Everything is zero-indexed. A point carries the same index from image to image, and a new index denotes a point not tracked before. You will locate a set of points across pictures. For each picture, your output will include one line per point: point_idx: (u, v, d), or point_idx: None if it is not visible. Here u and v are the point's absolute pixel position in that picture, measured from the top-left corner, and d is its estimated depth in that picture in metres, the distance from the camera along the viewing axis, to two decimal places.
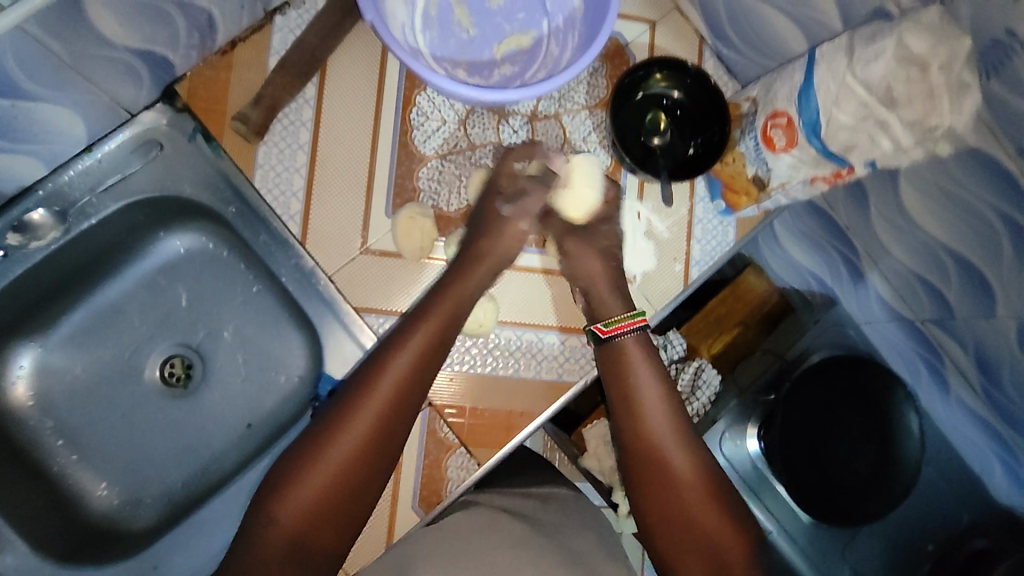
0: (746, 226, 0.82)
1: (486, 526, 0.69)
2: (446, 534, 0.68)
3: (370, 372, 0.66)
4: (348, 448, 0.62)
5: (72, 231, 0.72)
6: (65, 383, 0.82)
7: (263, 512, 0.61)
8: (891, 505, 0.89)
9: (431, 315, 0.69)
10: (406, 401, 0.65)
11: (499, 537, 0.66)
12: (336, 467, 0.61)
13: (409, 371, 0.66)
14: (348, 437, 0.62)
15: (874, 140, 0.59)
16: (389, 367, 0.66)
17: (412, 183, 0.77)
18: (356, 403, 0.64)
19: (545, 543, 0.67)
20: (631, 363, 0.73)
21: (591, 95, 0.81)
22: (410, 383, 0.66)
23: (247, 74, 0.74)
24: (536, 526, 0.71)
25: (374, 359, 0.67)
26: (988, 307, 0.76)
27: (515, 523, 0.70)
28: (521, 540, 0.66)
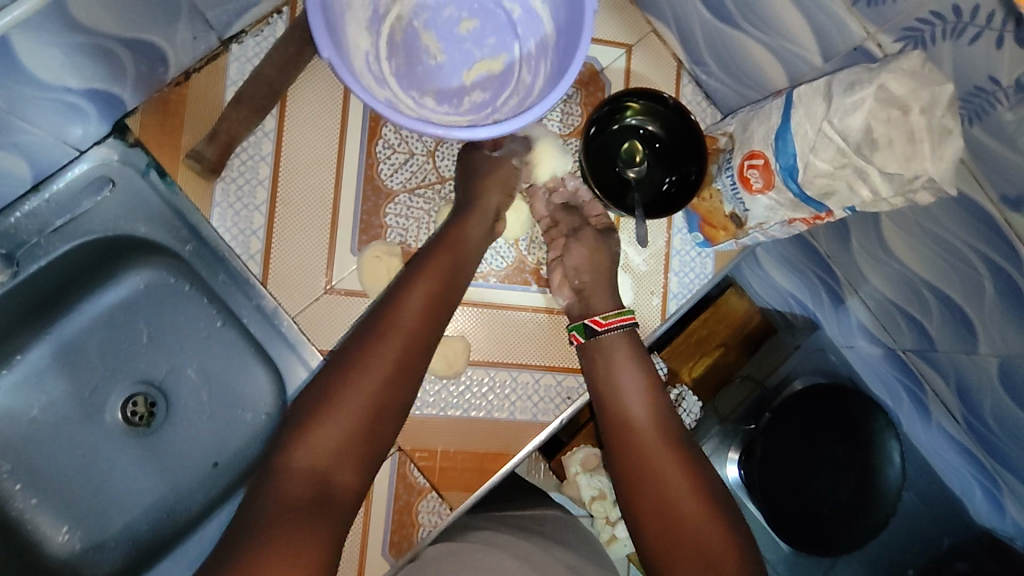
0: (724, 258, 0.80)
1: (484, 543, 0.68)
2: (442, 556, 0.68)
3: (384, 311, 0.64)
4: (368, 386, 0.60)
5: (20, 274, 0.69)
6: (23, 423, 0.80)
7: (284, 452, 0.58)
8: (866, 535, 0.89)
9: (441, 256, 0.67)
10: (422, 338, 0.64)
11: (497, 551, 0.66)
12: (357, 402, 0.60)
13: (423, 309, 0.64)
14: (366, 375, 0.61)
15: (852, 188, 0.56)
16: (403, 306, 0.64)
17: (379, 220, 0.74)
18: (372, 342, 0.62)
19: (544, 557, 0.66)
20: (614, 365, 0.71)
21: (565, 123, 0.79)
22: (424, 321, 0.64)
23: (203, 108, 0.71)
24: (535, 543, 0.70)
25: (385, 301, 0.65)
26: (970, 343, 0.74)
27: (513, 539, 0.70)
28: (520, 553, 0.66)
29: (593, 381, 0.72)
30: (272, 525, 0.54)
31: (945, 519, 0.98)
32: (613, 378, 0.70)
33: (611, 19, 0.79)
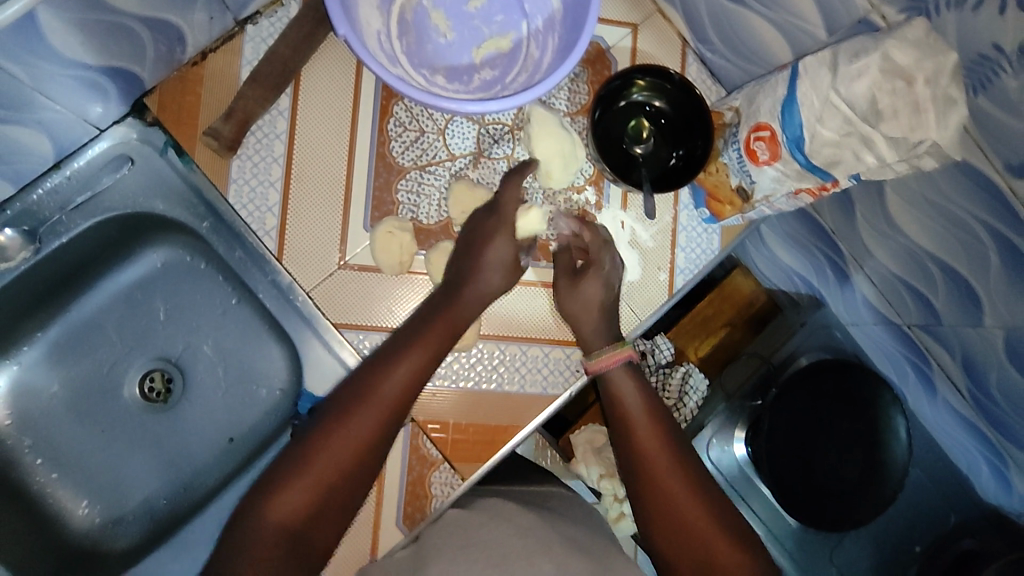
0: (730, 233, 0.81)
1: (495, 519, 0.69)
2: (456, 530, 0.69)
3: (364, 384, 0.65)
4: (338, 459, 0.62)
5: (41, 250, 0.71)
6: (43, 400, 0.81)
7: (253, 512, 0.60)
8: (876, 511, 0.89)
9: (427, 333, 0.68)
10: (399, 414, 0.65)
11: (509, 527, 0.67)
12: (328, 473, 0.61)
13: (403, 387, 0.65)
14: (342, 445, 0.62)
15: (858, 156, 0.57)
16: (384, 381, 0.65)
17: (391, 195, 0.75)
18: (349, 414, 0.63)
19: (553, 533, 0.67)
20: (619, 379, 0.72)
21: (572, 102, 0.79)
22: (404, 396, 0.65)
23: (218, 87, 0.72)
24: (545, 518, 0.71)
25: (367, 371, 0.66)
26: (976, 316, 0.75)
27: (522, 514, 0.70)
28: (529, 530, 0.67)
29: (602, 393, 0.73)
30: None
31: (952, 497, 0.98)
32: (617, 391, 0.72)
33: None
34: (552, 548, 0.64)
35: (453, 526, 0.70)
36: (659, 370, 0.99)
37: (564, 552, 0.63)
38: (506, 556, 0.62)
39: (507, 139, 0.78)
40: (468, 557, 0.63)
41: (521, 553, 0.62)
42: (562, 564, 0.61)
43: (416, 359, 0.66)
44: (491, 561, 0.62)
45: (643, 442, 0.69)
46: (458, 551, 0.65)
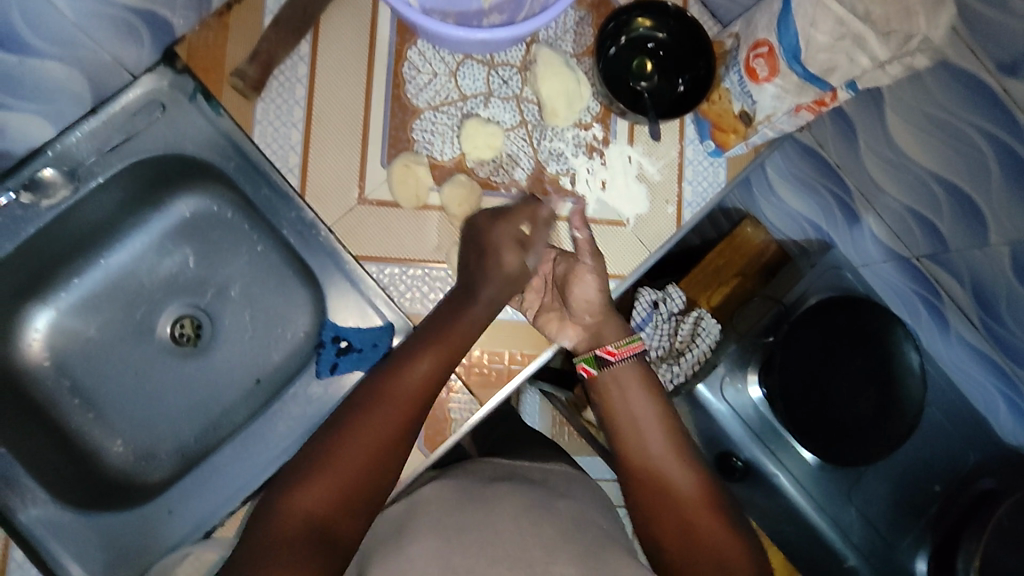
0: (736, 166, 0.83)
1: (488, 494, 0.65)
2: (449, 505, 0.64)
3: (387, 377, 0.66)
4: (363, 449, 0.61)
5: (80, 189, 0.75)
6: (80, 342, 0.85)
7: (280, 501, 0.58)
8: (892, 445, 0.90)
9: (442, 341, 0.68)
10: (421, 406, 0.65)
11: (505, 508, 0.62)
12: (359, 456, 0.61)
13: (426, 382, 0.66)
14: (365, 438, 0.61)
15: (852, 59, 0.60)
16: (403, 378, 0.65)
17: (406, 134, 0.78)
18: (367, 407, 0.63)
19: (551, 513, 0.63)
20: (628, 388, 0.73)
21: (577, 43, 0.82)
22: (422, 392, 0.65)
23: (243, 34, 0.76)
24: (538, 501, 0.65)
25: (385, 370, 0.67)
26: (981, 235, 0.76)
27: (511, 492, 0.65)
28: (522, 510, 0.62)
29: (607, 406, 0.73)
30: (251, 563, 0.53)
31: (971, 438, 0.97)
32: (627, 404, 0.72)
33: None
34: (542, 531, 0.59)
35: (453, 497, 0.65)
36: (669, 318, 0.98)
37: (556, 537, 0.59)
38: (498, 535, 0.58)
39: (516, 79, 0.81)
40: (464, 534, 0.58)
41: (514, 536, 0.58)
42: (552, 550, 0.57)
43: (433, 356, 0.67)
44: (487, 541, 0.57)
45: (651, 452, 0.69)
46: (454, 532, 0.59)
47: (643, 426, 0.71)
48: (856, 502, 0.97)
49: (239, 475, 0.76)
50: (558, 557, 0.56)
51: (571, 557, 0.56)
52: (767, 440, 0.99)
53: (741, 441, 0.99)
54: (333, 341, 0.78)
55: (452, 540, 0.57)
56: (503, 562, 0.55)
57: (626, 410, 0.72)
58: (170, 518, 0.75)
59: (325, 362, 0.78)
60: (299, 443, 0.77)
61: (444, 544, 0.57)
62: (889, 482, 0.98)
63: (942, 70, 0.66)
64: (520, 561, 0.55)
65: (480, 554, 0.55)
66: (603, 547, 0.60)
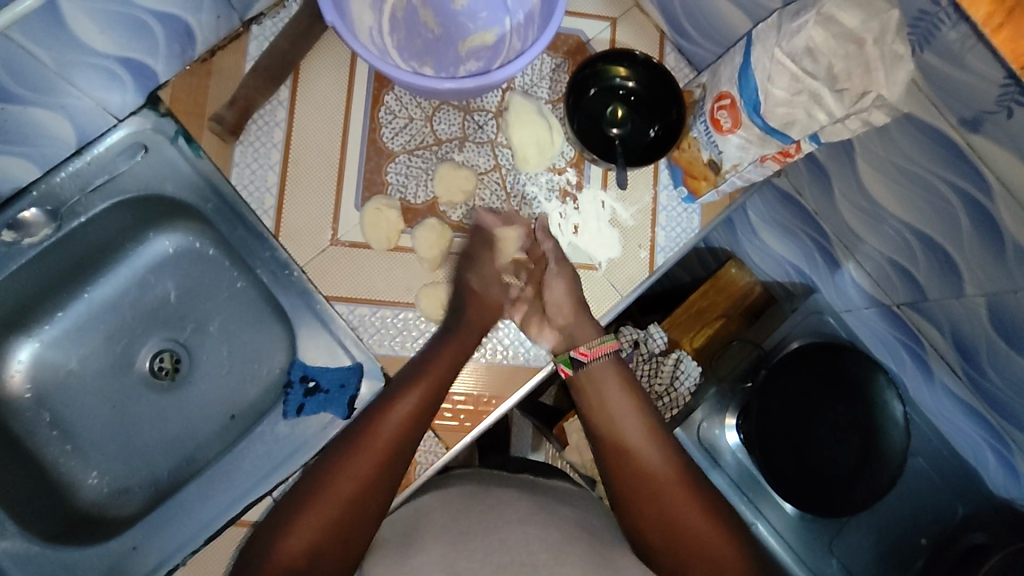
0: (710, 212, 0.83)
1: (496, 497, 0.68)
2: (453, 511, 0.66)
3: (368, 423, 0.67)
4: (341, 497, 0.63)
5: (63, 228, 0.77)
6: (60, 376, 0.87)
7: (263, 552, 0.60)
8: (875, 496, 0.88)
9: (423, 378, 0.70)
10: (398, 453, 0.66)
11: (513, 510, 0.65)
12: (337, 504, 0.63)
13: (404, 426, 0.67)
14: (351, 477, 0.64)
15: (811, 114, 0.60)
16: (382, 426, 0.67)
17: (381, 177, 0.80)
18: (342, 460, 0.65)
19: (560, 516, 0.66)
20: (607, 385, 0.74)
21: (553, 90, 0.83)
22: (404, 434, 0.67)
23: (225, 80, 0.79)
24: (547, 503, 0.68)
25: (372, 408, 0.68)
26: (957, 286, 0.75)
27: (519, 494, 0.69)
28: (532, 512, 0.65)
29: (587, 407, 0.74)
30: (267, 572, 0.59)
31: (961, 490, 0.94)
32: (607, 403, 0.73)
33: None
34: (549, 535, 0.63)
35: (460, 501, 0.67)
36: (649, 359, 0.98)
37: (562, 538, 0.63)
38: (502, 543, 0.61)
39: (492, 124, 0.82)
40: (468, 537, 0.62)
41: (517, 540, 0.61)
42: (560, 555, 0.60)
43: (413, 397, 0.69)
44: (491, 547, 0.61)
45: (637, 451, 0.69)
46: (461, 535, 0.62)
47: (625, 426, 0.71)
48: (838, 554, 0.95)
49: (207, 511, 0.77)
50: (565, 559, 0.60)
51: (577, 560, 0.61)
52: (743, 486, 0.96)
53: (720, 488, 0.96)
54: (301, 381, 0.79)
55: (459, 549, 0.60)
56: (506, 568, 0.58)
57: (607, 412, 0.73)
58: (134, 554, 0.75)
59: (294, 402, 0.79)
60: (266, 481, 0.77)
61: (447, 551, 0.60)
62: (874, 532, 0.95)
63: (908, 124, 0.66)
64: (523, 565, 0.59)
65: (485, 559, 0.59)
66: (612, 556, 0.64)
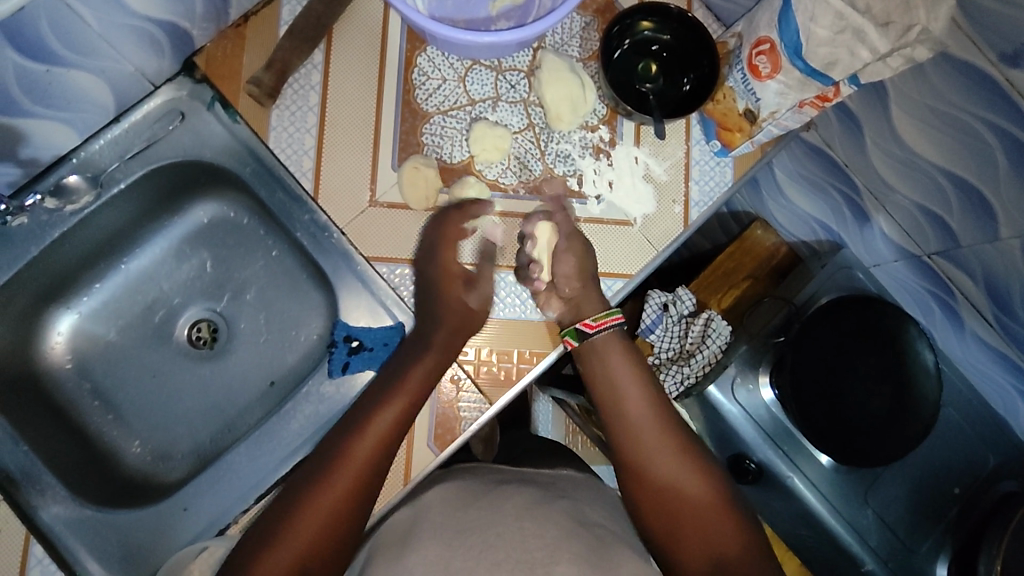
0: (743, 165, 0.83)
1: (495, 497, 0.64)
2: (450, 509, 0.64)
3: (356, 426, 0.65)
4: (329, 505, 0.59)
5: (104, 194, 0.78)
6: (100, 346, 0.87)
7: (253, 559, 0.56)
8: (911, 446, 0.88)
9: (397, 396, 0.67)
10: (390, 452, 0.64)
11: (508, 507, 0.62)
12: (331, 507, 0.59)
13: (391, 428, 0.65)
14: (327, 499, 0.59)
15: (853, 52, 0.61)
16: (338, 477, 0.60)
17: (416, 138, 0.80)
18: (336, 460, 0.62)
19: (552, 510, 0.62)
20: (610, 358, 0.73)
21: (584, 48, 0.84)
22: (394, 438, 0.65)
23: (259, 44, 0.79)
24: (546, 497, 0.65)
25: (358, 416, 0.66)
26: (991, 229, 0.76)
27: (518, 491, 0.65)
28: (527, 508, 0.62)
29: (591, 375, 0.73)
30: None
31: (990, 439, 0.95)
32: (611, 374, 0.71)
33: None
34: (546, 531, 0.58)
35: (455, 502, 0.64)
36: (678, 320, 1.01)
37: (561, 535, 0.58)
38: (500, 537, 0.57)
39: (524, 83, 0.83)
40: (463, 537, 0.58)
41: (515, 536, 0.57)
42: (555, 549, 0.55)
43: (397, 403, 0.67)
44: (487, 543, 0.57)
45: (635, 417, 0.68)
46: (455, 535, 0.58)
47: (626, 395, 0.70)
48: (873, 505, 0.95)
49: (255, 472, 0.78)
50: (561, 557, 0.55)
51: (573, 553, 0.56)
52: (778, 440, 0.97)
53: (752, 440, 0.97)
54: (345, 340, 0.79)
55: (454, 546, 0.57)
56: (502, 565, 0.54)
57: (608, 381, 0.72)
58: (185, 515, 0.76)
59: (337, 361, 0.79)
60: (314, 440, 0.78)
61: (444, 548, 0.57)
62: (907, 484, 0.96)
63: (946, 64, 0.66)
64: (522, 563, 0.54)
65: (481, 556, 0.55)
66: (609, 546, 0.59)
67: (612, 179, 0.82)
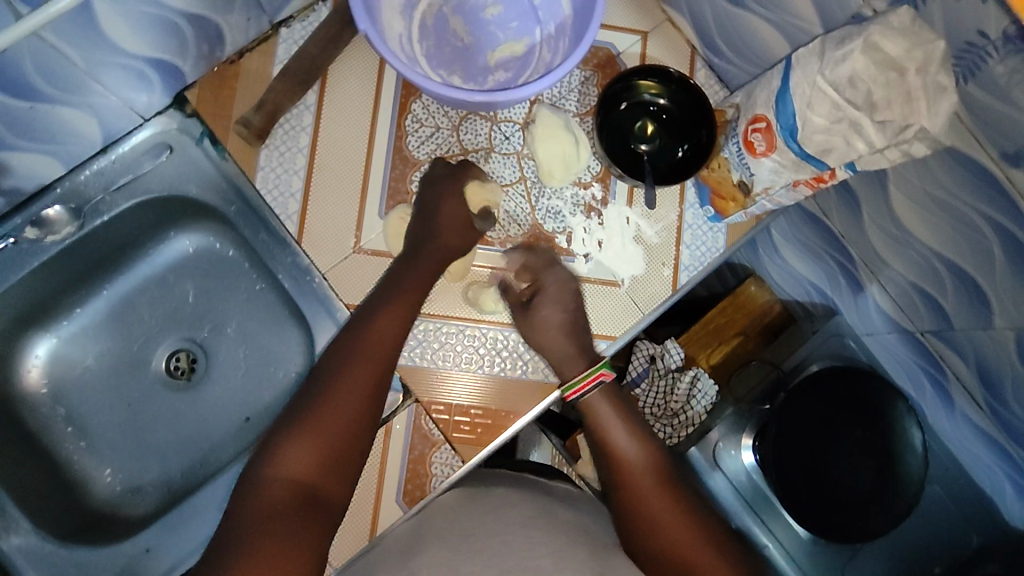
0: (736, 232, 0.82)
1: (502, 503, 0.71)
2: (455, 518, 0.70)
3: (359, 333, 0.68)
4: (341, 412, 0.63)
5: (85, 226, 0.77)
6: (76, 372, 0.87)
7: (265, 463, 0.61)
8: (889, 524, 0.87)
9: (398, 300, 0.70)
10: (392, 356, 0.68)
11: (513, 514, 0.68)
12: (344, 412, 0.63)
13: (393, 334, 0.68)
14: (334, 410, 0.63)
15: (849, 143, 0.59)
16: (337, 403, 0.64)
17: (405, 185, 0.79)
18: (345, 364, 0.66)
19: (557, 521, 0.68)
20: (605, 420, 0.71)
21: (581, 103, 0.82)
22: (394, 340, 0.68)
23: (252, 82, 0.78)
24: (549, 505, 0.71)
25: (360, 318, 0.70)
26: (986, 317, 0.73)
27: (521, 501, 0.71)
28: (534, 515, 0.68)
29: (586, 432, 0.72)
30: (253, 541, 0.56)
31: (976, 521, 0.93)
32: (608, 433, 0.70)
33: (628, 8, 0.83)
34: (550, 538, 0.64)
35: (467, 506, 0.72)
36: (665, 375, 1.00)
37: (563, 541, 0.64)
38: (503, 546, 0.64)
39: (518, 135, 0.81)
40: (470, 546, 0.64)
41: (520, 543, 0.64)
42: (560, 557, 0.62)
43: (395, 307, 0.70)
44: (494, 551, 0.63)
45: (636, 478, 0.68)
46: (461, 543, 0.65)
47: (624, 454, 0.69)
48: None
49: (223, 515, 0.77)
50: (565, 562, 0.61)
51: (579, 561, 0.62)
52: (756, 506, 0.98)
53: (730, 506, 0.98)
54: None
55: (461, 553, 0.64)
56: (509, 570, 0.60)
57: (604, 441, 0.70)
58: (147, 556, 0.75)
59: None
60: None
61: (452, 556, 0.64)
62: (885, 559, 0.96)
63: (947, 156, 0.64)
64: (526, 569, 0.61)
65: (489, 562, 0.62)
66: (608, 558, 0.65)
67: (602, 239, 0.80)
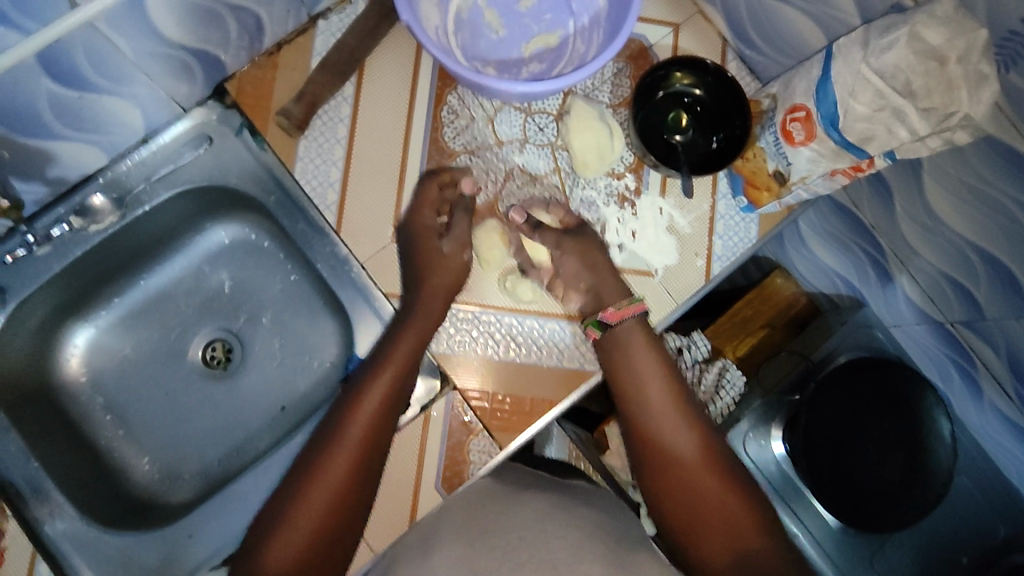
0: (769, 222, 0.82)
1: (515, 498, 0.69)
2: (472, 510, 0.68)
3: (353, 395, 0.68)
4: (336, 475, 0.63)
5: (128, 215, 0.78)
6: (114, 361, 0.88)
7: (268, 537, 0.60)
8: (922, 514, 0.87)
9: (393, 358, 0.70)
10: (387, 414, 0.67)
11: (529, 512, 0.66)
12: (341, 476, 0.63)
13: (385, 392, 0.68)
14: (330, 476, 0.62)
15: (891, 131, 0.60)
16: (331, 467, 0.63)
17: (442, 176, 0.80)
18: (339, 428, 0.65)
19: (574, 516, 0.66)
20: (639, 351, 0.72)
21: (615, 94, 0.83)
22: (389, 399, 0.68)
23: (291, 73, 0.79)
24: (567, 506, 0.68)
25: (355, 383, 0.70)
26: (1018, 306, 0.74)
27: (536, 496, 0.70)
28: (550, 511, 0.66)
29: (611, 367, 0.73)
30: None
31: (1003, 510, 0.94)
32: (635, 368, 0.71)
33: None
34: (568, 533, 0.62)
35: (481, 500, 0.70)
36: (694, 366, 0.99)
37: (580, 536, 0.62)
38: (522, 539, 0.62)
39: (552, 126, 0.82)
40: (488, 538, 0.63)
41: (538, 537, 0.62)
42: (579, 553, 0.60)
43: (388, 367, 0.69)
44: (510, 546, 0.61)
45: (658, 413, 0.68)
46: (479, 536, 0.63)
47: (648, 389, 0.70)
48: (880, 569, 0.97)
49: (263, 502, 0.78)
50: (584, 558, 0.59)
51: (598, 554, 0.60)
52: (786, 496, 1.00)
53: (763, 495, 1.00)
54: None
55: (478, 545, 0.62)
56: (526, 564, 0.59)
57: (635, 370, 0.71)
58: (190, 542, 0.76)
59: None
60: None
61: (468, 551, 0.61)
62: (915, 549, 0.97)
63: (985, 144, 0.65)
64: (545, 563, 0.58)
65: (504, 558, 0.59)
66: (626, 548, 0.63)
67: (636, 229, 0.81)
